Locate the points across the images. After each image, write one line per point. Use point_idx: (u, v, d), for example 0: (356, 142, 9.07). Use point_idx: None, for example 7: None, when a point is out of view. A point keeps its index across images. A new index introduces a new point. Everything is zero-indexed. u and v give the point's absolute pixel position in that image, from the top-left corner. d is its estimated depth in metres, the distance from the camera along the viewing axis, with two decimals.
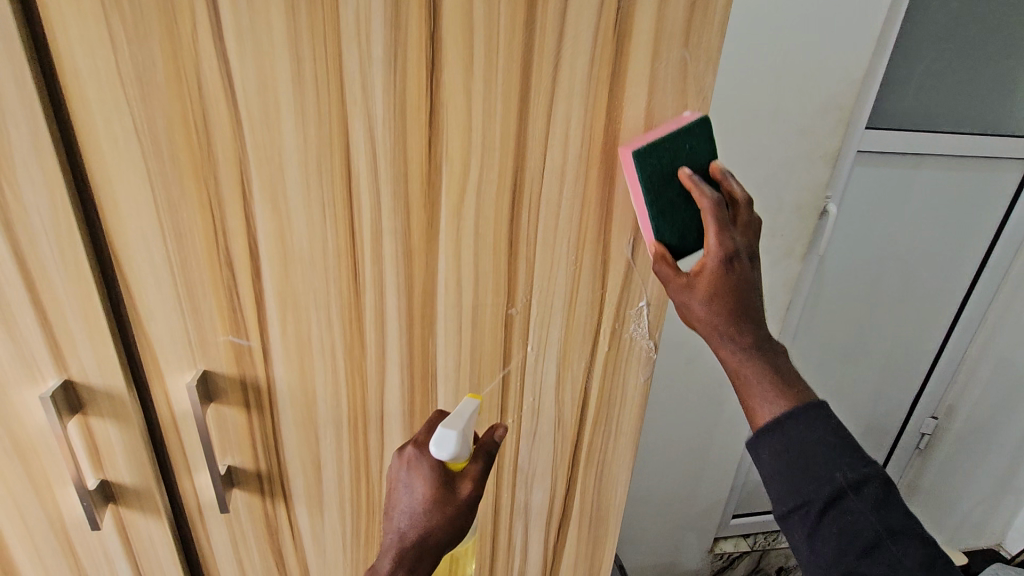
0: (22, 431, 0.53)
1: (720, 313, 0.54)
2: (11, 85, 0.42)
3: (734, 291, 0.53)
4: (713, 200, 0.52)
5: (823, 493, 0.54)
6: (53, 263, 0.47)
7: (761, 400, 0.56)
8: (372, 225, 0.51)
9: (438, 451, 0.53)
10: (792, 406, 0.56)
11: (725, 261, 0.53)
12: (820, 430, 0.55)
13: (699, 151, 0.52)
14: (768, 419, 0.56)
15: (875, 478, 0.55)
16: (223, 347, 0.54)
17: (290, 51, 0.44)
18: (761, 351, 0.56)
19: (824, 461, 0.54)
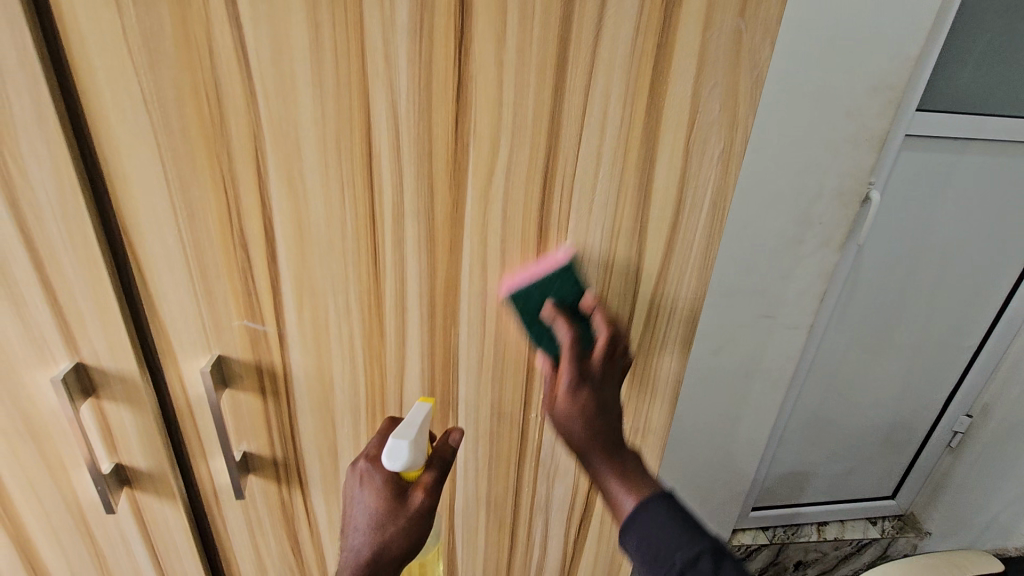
0: (35, 413, 0.52)
1: (578, 422, 0.52)
2: (11, 53, 0.39)
3: (585, 411, 0.52)
4: (572, 332, 0.51)
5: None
6: (62, 243, 0.45)
7: (616, 495, 0.53)
8: (394, 208, 0.48)
9: (390, 462, 0.51)
10: (639, 499, 0.53)
11: (585, 369, 0.52)
12: (657, 504, 0.52)
13: (568, 285, 0.51)
14: (628, 511, 0.53)
15: (710, 553, 0.51)
16: (237, 333, 0.52)
17: (308, 15, 0.40)
18: (615, 453, 0.54)
19: (670, 533, 0.51)
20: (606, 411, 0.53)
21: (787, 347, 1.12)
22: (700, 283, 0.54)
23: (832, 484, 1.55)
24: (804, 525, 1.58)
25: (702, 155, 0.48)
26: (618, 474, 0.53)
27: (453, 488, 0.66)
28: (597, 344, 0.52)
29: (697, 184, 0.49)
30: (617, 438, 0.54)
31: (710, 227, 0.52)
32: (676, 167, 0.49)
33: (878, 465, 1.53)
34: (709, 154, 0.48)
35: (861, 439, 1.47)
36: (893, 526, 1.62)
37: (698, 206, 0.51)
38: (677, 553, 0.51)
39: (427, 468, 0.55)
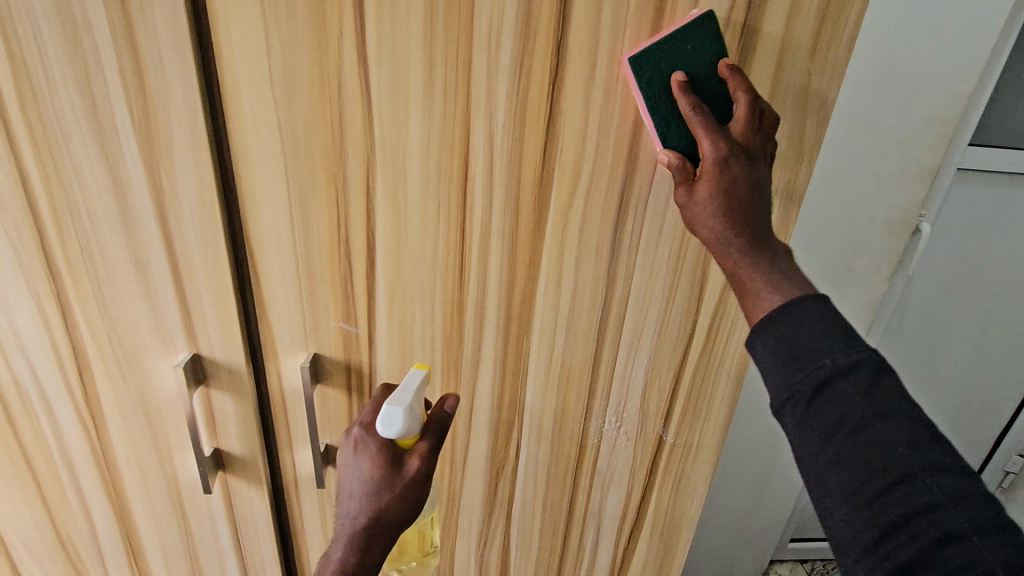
0: (153, 397, 0.58)
1: (716, 214, 0.47)
2: (176, 85, 0.45)
3: (736, 182, 0.46)
4: (700, 111, 0.46)
5: (810, 382, 0.44)
6: (196, 247, 0.51)
7: (756, 290, 0.47)
8: (483, 226, 0.53)
9: (384, 428, 0.52)
10: (790, 297, 0.46)
11: (729, 163, 0.46)
12: (815, 304, 0.45)
13: (699, 51, 0.46)
14: (768, 309, 0.46)
15: (873, 364, 0.44)
16: (333, 333, 0.57)
17: (424, 56, 0.46)
18: (761, 244, 0.48)
19: (818, 336, 0.44)
20: (760, 197, 0.48)
21: None
22: None
23: None
24: None
25: None
26: (765, 268, 0.47)
27: (512, 491, 0.69)
28: (735, 137, 0.47)
29: None
30: (763, 230, 0.48)
31: None
32: None
33: None
34: (775, 186, 0.52)
35: None
36: None
37: None
38: (830, 354, 0.44)
39: (423, 436, 0.56)
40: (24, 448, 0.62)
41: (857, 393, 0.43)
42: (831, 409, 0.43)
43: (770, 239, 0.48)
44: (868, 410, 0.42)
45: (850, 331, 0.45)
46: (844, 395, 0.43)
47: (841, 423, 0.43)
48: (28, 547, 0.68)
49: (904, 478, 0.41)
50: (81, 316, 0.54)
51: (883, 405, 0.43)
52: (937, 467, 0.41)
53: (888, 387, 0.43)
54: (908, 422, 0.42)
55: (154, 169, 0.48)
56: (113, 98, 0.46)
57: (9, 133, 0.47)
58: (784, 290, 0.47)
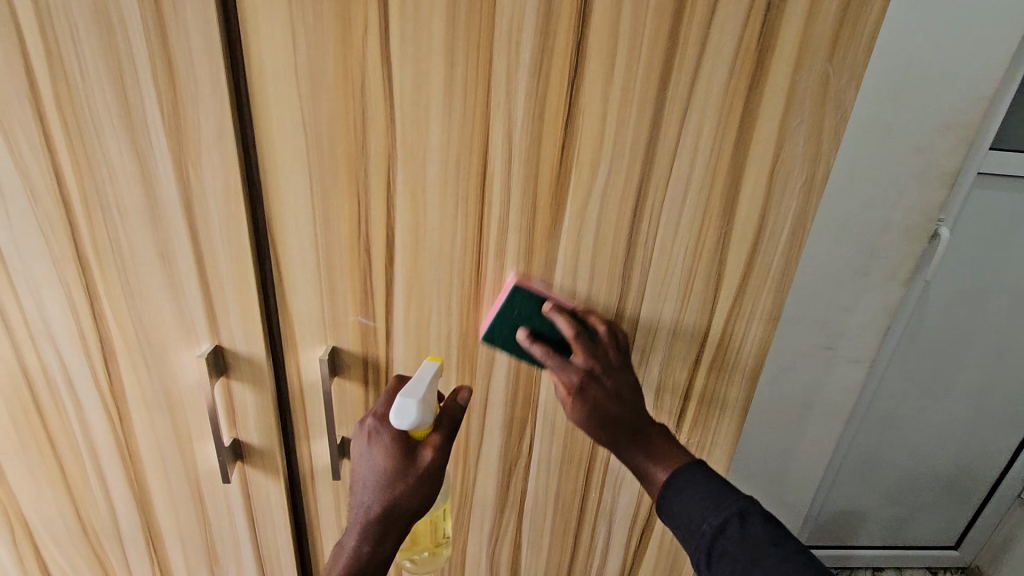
0: (176, 388, 0.60)
1: (591, 418, 0.55)
2: (206, 81, 0.46)
3: (597, 404, 0.55)
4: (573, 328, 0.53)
5: (702, 548, 0.52)
6: (221, 241, 0.53)
7: (647, 471, 0.56)
8: (500, 223, 0.53)
9: (397, 420, 0.52)
10: (673, 469, 0.55)
11: (590, 380, 0.54)
12: (694, 485, 0.53)
13: (527, 310, 0.55)
14: (661, 480, 0.55)
15: (738, 515, 0.51)
16: (351, 328, 0.58)
17: (445, 56, 0.47)
18: (637, 437, 0.56)
19: (702, 521, 0.52)
20: (630, 405, 0.56)
21: (849, 379, 1.11)
22: (776, 304, 0.57)
23: (889, 528, 1.50)
24: (857, 568, 1.54)
25: (785, 187, 0.52)
26: (649, 454, 0.56)
27: (524, 488, 0.70)
28: (602, 346, 0.55)
29: (779, 212, 0.53)
30: (640, 421, 0.56)
31: (789, 253, 0.55)
32: (759, 195, 0.53)
33: (939, 513, 1.48)
34: (792, 186, 0.52)
35: (920, 485, 1.42)
36: None
37: (778, 234, 0.54)
38: (706, 522, 0.52)
39: (436, 428, 0.56)
40: (50, 436, 0.63)
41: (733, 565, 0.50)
42: (725, 564, 0.51)
43: (646, 416, 0.57)
44: (740, 557, 0.50)
45: (723, 490, 0.53)
46: (726, 553, 0.51)
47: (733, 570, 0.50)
48: (50, 532, 0.70)
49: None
50: (108, 306, 0.56)
51: (758, 554, 0.49)
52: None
53: (754, 529, 0.51)
54: (778, 558, 0.49)
55: (182, 163, 0.49)
56: (144, 94, 0.47)
57: (45, 127, 0.48)
58: (669, 462, 0.56)
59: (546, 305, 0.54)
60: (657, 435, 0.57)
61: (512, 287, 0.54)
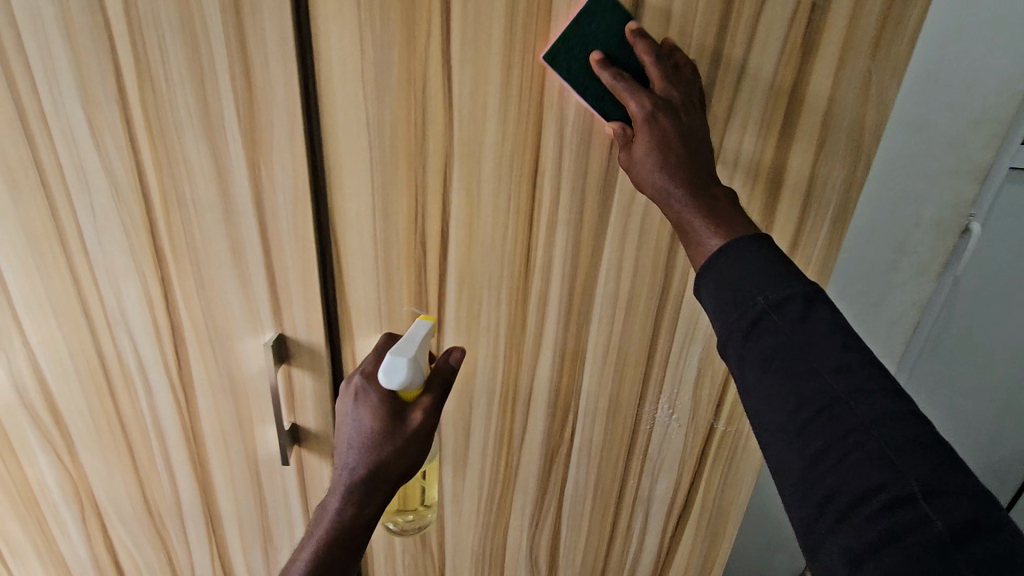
0: (240, 374, 0.63)
1: (657, 165, 0.48)
2: (280, 85, 0.50)
3: (664, 138, 0.48)
4: (654, 60, 0.48)
5: (743, 320, 0.46)
6: (287, 235, 0.56)
7: (700, 231, 0.48)
8: (549, 217, 0.56)
9: (387, 379, 0.56)
10: (730, 238, 0.47)
11: (676, 61, 0.49)
12: (749, 244, 0.47)
13: (602, 32, 0.49)
14: (710, 249, 0.48)
15: (803, 298, 0.45)
16: (405, 317, 0.62)
17: (503, 58, 0.50)
18: (700, 191, 0.49)
19: (751, 278, 0.46)
20: (694, 153, 0.49)
21: None
22: None
23: None
24: None
25: (826, 181, 0.54)
26: (709, 213, 0.48)
27: (565, 473, 0.72)
28: (681, 80, 0.49)
29: (820, 206, 0.55)
30: (704, 176, 0.49)
31: (828, 246, 0.57)
32: (801, 190, 0.55)
33: None
34: (833, 181, 0.54)
35: None
36: None
37: (819, 227, 0.56)
38: (761, 292, 0.45)
39: (426, 391, 0.60)
40: (121, 418, 0.67)
41: (778, 356, 0.45)
42: (766, 340, 0.45)
43: (711, 181, 0.50)
44: (794, 345, 0.44)
45: (786, 270, 0.46)
46: (773, 330, 0.45)
47: (773, 356, 0.45)
48: (118, 511, 0.74)
49: (829, 408, 0.43)
50: (181, 296, 0.59)
51: (812, 337, 0.44)
52: (863, 394, 0.42)
53: (817, 324, 0.44)
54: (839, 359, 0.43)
55: (255, 163, 0.53)
56: (223, 97, 0.50)
57: (131, 129, 0.52)
58: (729, 229, 0.48)
59: (597, 53, 0.50)
60: (726, 201, 0.49)
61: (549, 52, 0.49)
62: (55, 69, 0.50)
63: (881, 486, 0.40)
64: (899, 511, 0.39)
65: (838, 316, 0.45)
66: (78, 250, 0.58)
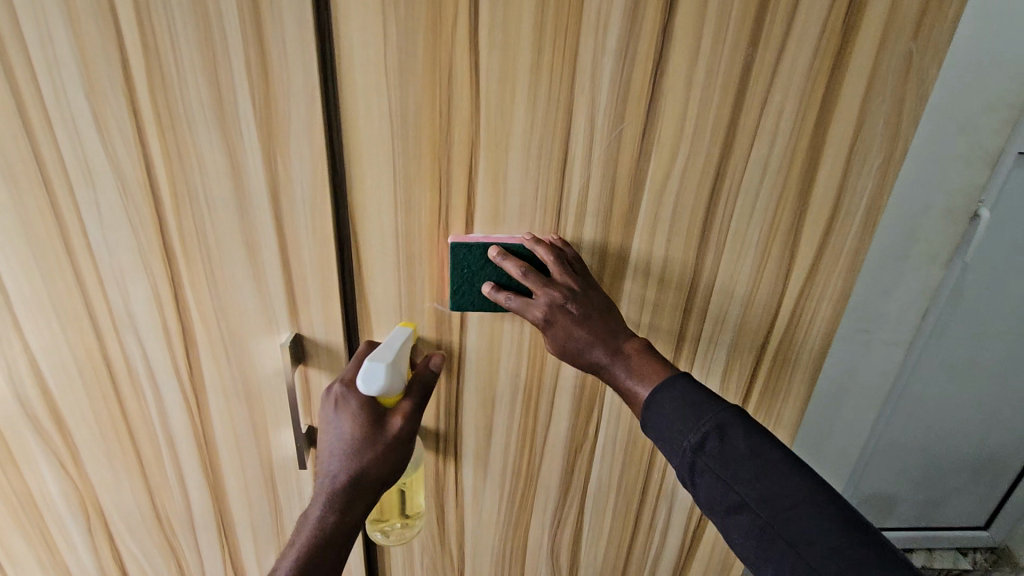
0: (254, 376, 0.61)
1: (572, 346, 0.52)
2: (299, 70, 0.47)
3: (569, 331, 0.51)
4: (522, 267, 0.52)
5: (685, 464, 0.49)
6: (305, 231, 0.54)
7: (628, 389, 0.51)
8: (578, 208, 0.54)
9: (365, 385, 0.55)
10: (655, 387, 0.50)
11: (564, 306, 0.51)
12: (670, 390, 0.49)
13: (477, 257, 0.55)
14: (645, 397, 0.50)
15: (716, 430, 0.48)
16: (427, 314, 0.59)
17: (534, 42, 0.47)
18: (617, 350, 0.51)
19: (678, 428, 0.48)
20: (599, 317, 0.52)
21: None
22: (847, 282, 0.58)
23: (919, 511, 1.48)
24: None
25: (862, 166, 0.53)
26: (631, 371, 0.51)
27: (589, 471, 0.71)
28: (557, 282, 0.52)
29: (855, 192, 0.54)
30: (614, 330, 0.52)
31: (862, 233, 0.56)
32: (836, 176, 0.53)
33: (971, 495, 1.46)
34: (870, 165, 0.53)
35: (952, 471, 1.41)
36: (985, 558, 1.54)
37: (853, 213, 0.55)
38: (686, 437, 0.48)
39: (405, 396, 0.59)
40: (128, 424, 0.65)
41: (719, 487, 0.48)
42: (704, 481, 0.48)
43: (620, 337, 0.52)
44: (723, 475, 0.47)
45: (701, 403, 0.49)
46: (707, 470, 0.48)
47: (711, 492, 0.48)
48: (126, 521, 0.72)
49: (765, 531, 0.46)
50: (192, 296, 0.57)
51: (734, 463, 0.47)
52: (794, 509, 0.45)
53: (734, 445, 0.47)
54: (756, 473, 0.47)
55: (271, 154, 0.50)
56: (237, 85, 0.48)
57: (138, 120, 0.49)
58: (652, 378, 0.51)
59: (489, 283, 0.54)
60: (638, 353, 0.52)
61: (453, 244, 0.54)
62: (57, 58, 0.47)
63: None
64: None
65: (751, 434, 0.48)
66: (82, 250, 0.55)
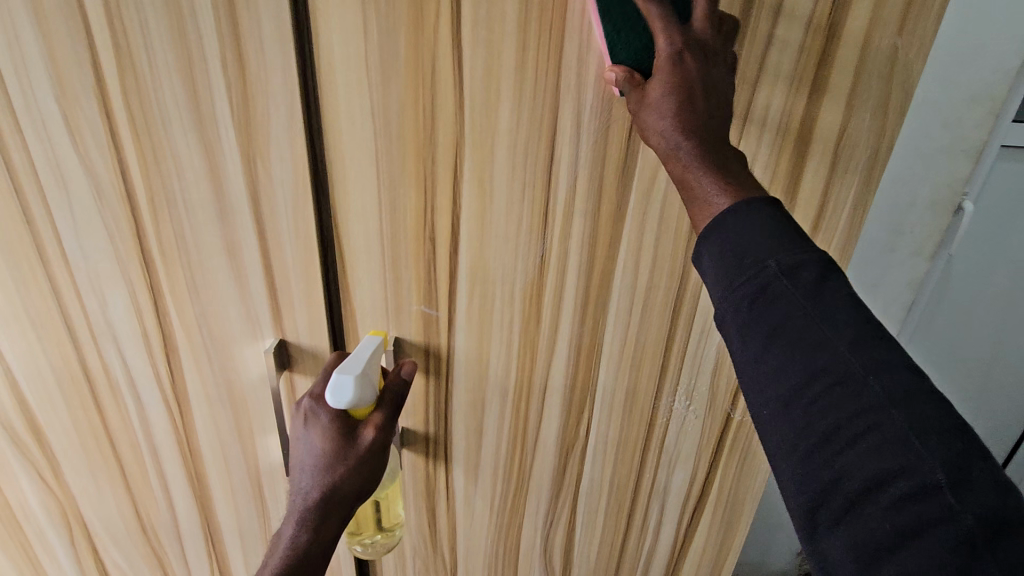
0: (238, 383, 0.60)
1: (669, 114, 0.44)
2: (277, 70, 0.46)
3: (678, 81, 0.44)
4: (665, 17, 0.44)
5: (751, 283, 0.41)
6: (287, 235, 0.52)
7: (705, 191, 0.44)
8: (566, 206, 0.53)
9: (334, 398, 0.53)
10: (737, 200, 0.43)
11: (681, 56, 0.44)
12: (760, 205, 0.42)
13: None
14: (718, 209, 0.43)
15: (819, 266, 0.40)
16: (414, 316, 0.59)
17: (518, 39, 0.47)
18: (709, 149, 0.44)
19: (757, 241, 0.41)
20: (709, 111, 0.45)
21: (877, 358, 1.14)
22: None
23: None
24: None
25: (848, 163, 0.53)
26: (720, 173, 0.43)
27: (581, 471, 0.70)
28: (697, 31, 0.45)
29: (841, 190, 0.54)
30: (715, 133, 0.45)
31: (848, 230, 0.56)
32: (822, 174, 0.53)
33: None
34: (856, 163, 0.53)
35: None
36: None
37: (840, 211, 0.55)
38: (768, 258, 0.41)
39: (377, 407, 0.57)
40: (109, 434, 0.63)
41: (783, 341, 0.40)
42: (776, 306, 0.40)
43: (722, 145, 0.45)
44: (806, 317, 0.40)
45: (796, 233, 0.42)
46: (780, 296, 0.40)
47: (777, 327, 0.40)
48: (110, 533, 0.70)
49: (838, 385, 0.39)
50: (172, 303, 0.55)
51: (824, 304, 0.40)
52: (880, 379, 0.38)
53: (833, 292, 0.40)
54: (848, 317, 0.39)
55: (251, 157, 0.49)
56: (214, 87, 0.46)
57: (112, 123, 0.48)
58: (738, 193, 0.43)
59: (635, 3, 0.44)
60: (732, 163, 0.45)
61: None
62: (27, 61, 0.46)
63: (907, 479, 0.37)
64: (919, 505, 0.36)
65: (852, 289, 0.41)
66: (57, 257, 0.54)
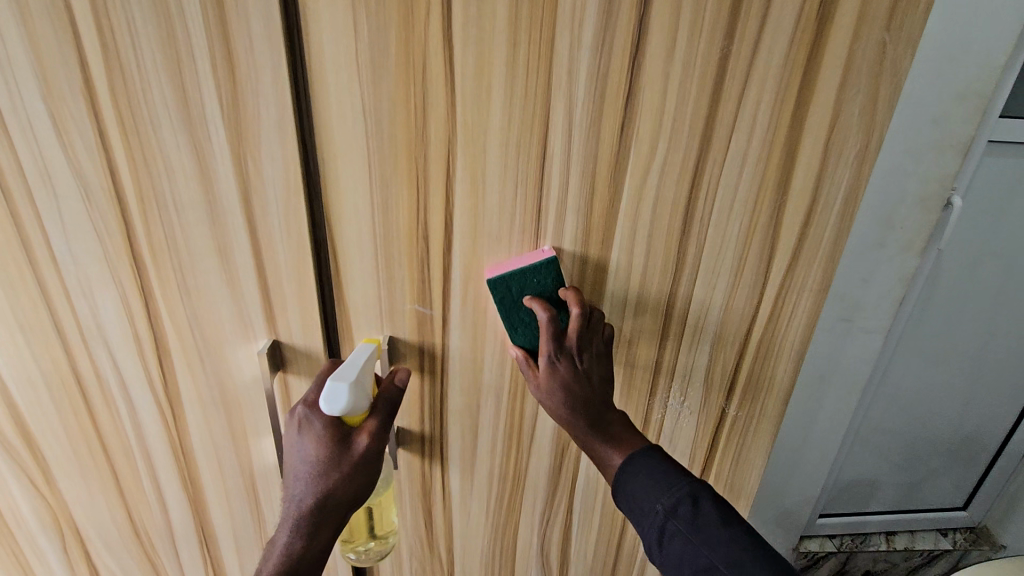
0: (232, 385, 0.59)
1: (562, 406, 0.56)
2: (268, 69, 0.46)
3: (566, 398, 0.55)
4: (548, 314, 0.54)
5: (654, 525, 0.54)
6: (279, 235, 0.52)
7: (605, 456, 0.57)
8: (559, 204, 0.53)
9: (328, 406, 0.52)
10: (628, 453, 0.56)
11: (556, 363, 0.55)
12: (644, 461, 0.56)
13: (545, 281, 0.55)
14: (616, 467, 0.56)
15: (689, 496, 0.54)
16: (408, 316, 0.58)
17: (509, 38, 0.47)
18: (597, 426, 0.57)
19: (656, 490, 0.55)
20: (593, 401, 0.56)
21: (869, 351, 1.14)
22: (827, 274, 0.58)
23: (899, 495, 1.50)
24: (870, 534, 1.54)
25: (839, 158, 0.53)
26: (607, 438, 0.57)
27: (576, 470, 0.70)
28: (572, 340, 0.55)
29: (832, 184, 0.54)
30: (600, 420, 0.57)
31: (840, 225, 0.56)
32: (813, 168, 0.53)
33: (946, 478, 1.49)
34: (846, 157, 0.53)
35: (928, 454, 1.43)
36: (965, 538, 1.55)
37: (831, 205, 0.55)
38: (660, 501, 0.54)
39: (371, 413, 0.57)
40: (101, 439, 0.63)
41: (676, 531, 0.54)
42: (672, 544, 0.54)
43: (607, 408, 0.57)
44: (690, 527, 0.53)
45: (675, 473, 0.55)
46: (677, 532, 0.54)
47: (682, 562, 0.53)
48: (103, 538, 0.70)
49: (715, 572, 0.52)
50: (163, 305, 0.55)
51: (703, 523, 0.54)
52: None
53: (706, 515, 0.54)
54: (725, 533, 0.53)
55: (242, 157, 0.49)
56: (203, 86, 0.46)
57: (100, 124, 0.47)
58: (625, 449, 0.57)
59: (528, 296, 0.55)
60: (620, 429, 0.58)
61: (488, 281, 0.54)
62: (13, 61, 0.45)
63: None
64: None
65: (722, 510, 0.54)
66: (46, 261, 0.53)
